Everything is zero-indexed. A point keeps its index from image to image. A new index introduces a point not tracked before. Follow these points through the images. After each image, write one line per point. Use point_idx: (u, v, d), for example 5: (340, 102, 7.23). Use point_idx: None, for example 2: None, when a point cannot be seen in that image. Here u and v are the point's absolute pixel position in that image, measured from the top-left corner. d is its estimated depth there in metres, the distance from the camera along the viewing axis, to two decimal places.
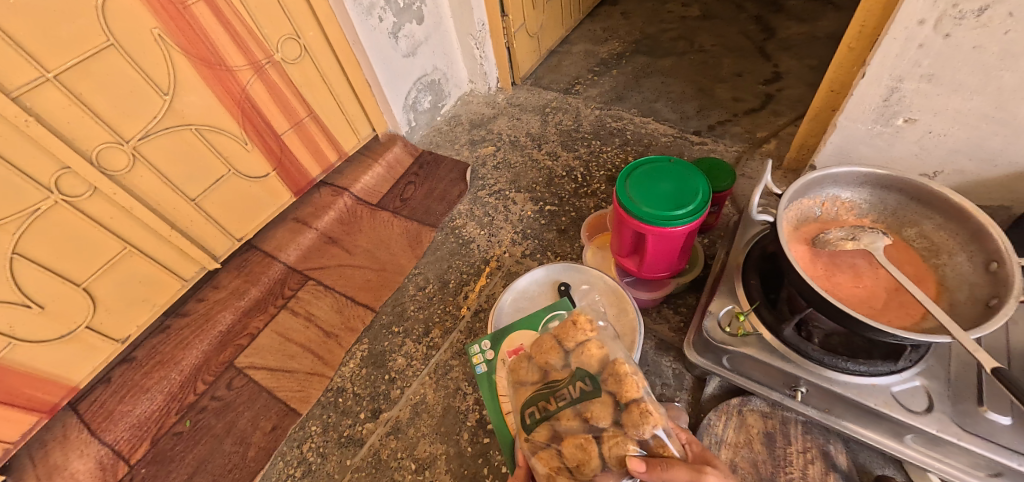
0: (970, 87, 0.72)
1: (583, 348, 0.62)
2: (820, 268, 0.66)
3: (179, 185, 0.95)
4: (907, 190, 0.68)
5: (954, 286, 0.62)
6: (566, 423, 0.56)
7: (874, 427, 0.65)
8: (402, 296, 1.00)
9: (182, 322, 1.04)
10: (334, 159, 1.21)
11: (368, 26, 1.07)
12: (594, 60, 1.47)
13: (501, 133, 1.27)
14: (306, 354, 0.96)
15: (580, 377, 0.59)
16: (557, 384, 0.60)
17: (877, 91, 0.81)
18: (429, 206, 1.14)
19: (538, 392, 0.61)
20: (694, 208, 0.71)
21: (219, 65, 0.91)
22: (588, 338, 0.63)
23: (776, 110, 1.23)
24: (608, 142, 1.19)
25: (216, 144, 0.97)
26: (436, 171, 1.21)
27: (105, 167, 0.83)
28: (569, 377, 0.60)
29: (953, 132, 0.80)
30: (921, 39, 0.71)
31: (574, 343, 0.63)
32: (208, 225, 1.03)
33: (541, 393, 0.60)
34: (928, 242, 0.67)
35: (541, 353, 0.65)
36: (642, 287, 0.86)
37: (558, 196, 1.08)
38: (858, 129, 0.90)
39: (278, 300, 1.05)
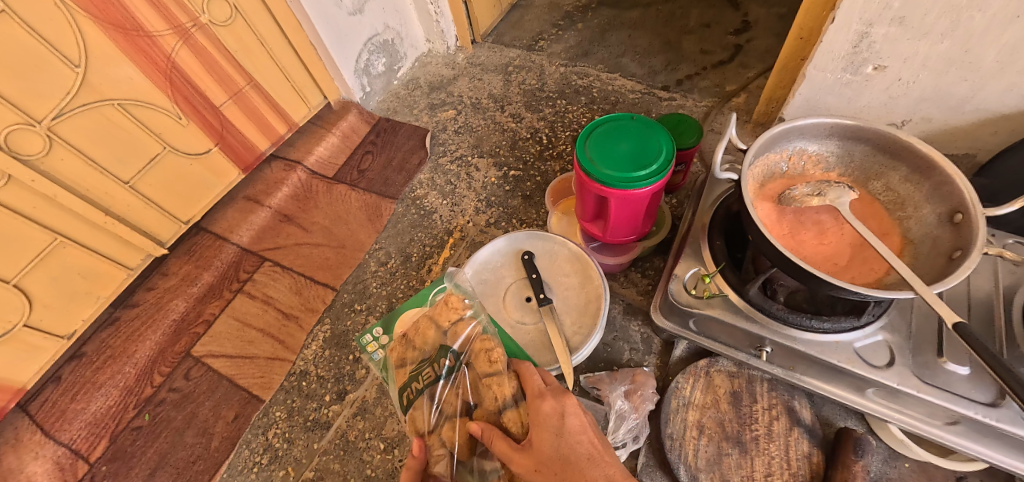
0: (939, 30, 0.69)
1: (454, 328, 0.62)
2: (785, 227, 0.65)
3: (109, 168, 0.86)
4: (875, 140, 0.65)
5: (918, 239, 0.61)
6: (444, 404, 0.59)
7: (837, 382, 0.66)
8: (363, 273, 0.96)
9: (131, 313, 0.98)
10: (284, 131, 1.13)
11: None
12: (558, 13, 1.38)
13: (461, 95, 1.20)
14: (266, 338, 0.92)
15: (446, 357, 0.60)
16: (428, 362, 0.62)
17: (847, 37, 0.77)
18: (388, 177, 1.08)
19: (408, 375, 0.62)
20: (657, 168, 0.68)
21: (136, 31, 0.80)
22: (460, 317, 0.63)
23: (745, 61, 1.18)
24: (573, 101, 1.13)
25: (145, 120, 0.88)
26: (394, 138, 1.15)
27: (17, 152, 0.74)
28: (433, 355, 0.62)
29: (921, 79, 0.77)
30: None
31: (446, 322, 0.63)
32: (149, 209, 0.95)
33: (410, 376, 0.62)
34: (894, 195, 0.65)
35: (417, 337, 0.65)
36: (608, 252, 0.84)
37: (522, 160, 1.03)
38: (827, 79, 0.86)
39: (234, 284, 1.00)
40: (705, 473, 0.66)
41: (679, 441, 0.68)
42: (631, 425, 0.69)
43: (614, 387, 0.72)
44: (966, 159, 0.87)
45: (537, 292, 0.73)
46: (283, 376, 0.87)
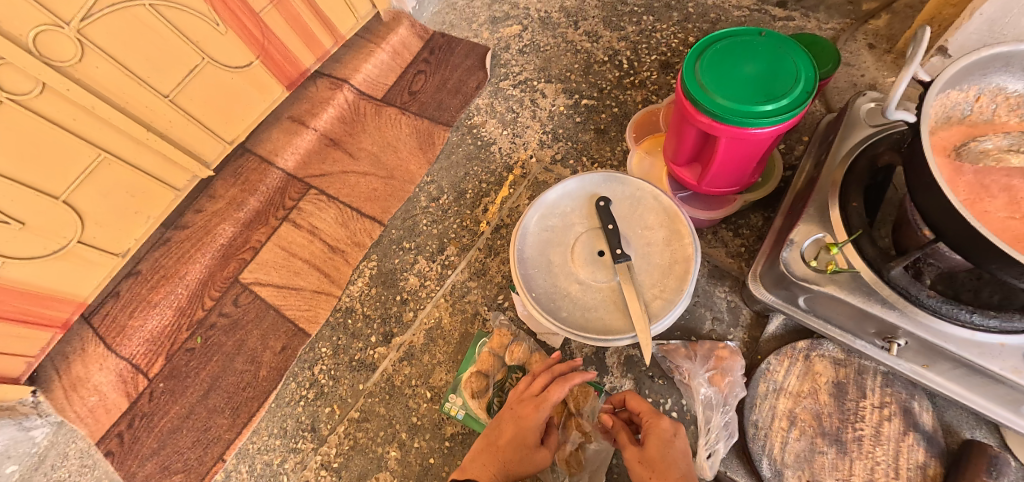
0: None
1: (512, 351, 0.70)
2: (961, 190, 0.48)
3: (145, 79, 0.79)
4: None
5: None
6: None
7: (983, 391, 0.53)
8: (413, 209, 0.88)
9: (182, 234, 0.96)
10: (329, 46, 1.01)
11: None
12: None
13: (528, 7, 1.01)
14: (311, 271, 0.88)
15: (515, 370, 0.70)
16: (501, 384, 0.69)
17: None
18: (442, 101, 0.96)
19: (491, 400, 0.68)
20: (789, 101, 0.52)
21: None
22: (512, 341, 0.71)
23: None
24: (664, 17, 0.93)
25: (180, 24, 0.79)
26: (450, 57, 1.00)
27: (49, 57, 0.68)
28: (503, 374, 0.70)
29: None
30: None
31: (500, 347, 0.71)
32: (192, 127, 0.89)
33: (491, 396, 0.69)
34: None
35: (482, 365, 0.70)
36: (698, 204, 0.71)
37: (597, 87, 0.88)
38: None
39: (279, 212, 0.95)
40: (792, 470, 0.58)
41: (765, 431, 0.60)
42: (722, 418, 0.60)
43: (690, 363, 0.64)
44: None
45: (614, 247, 0.62)
46: (329, 310, 0.83)
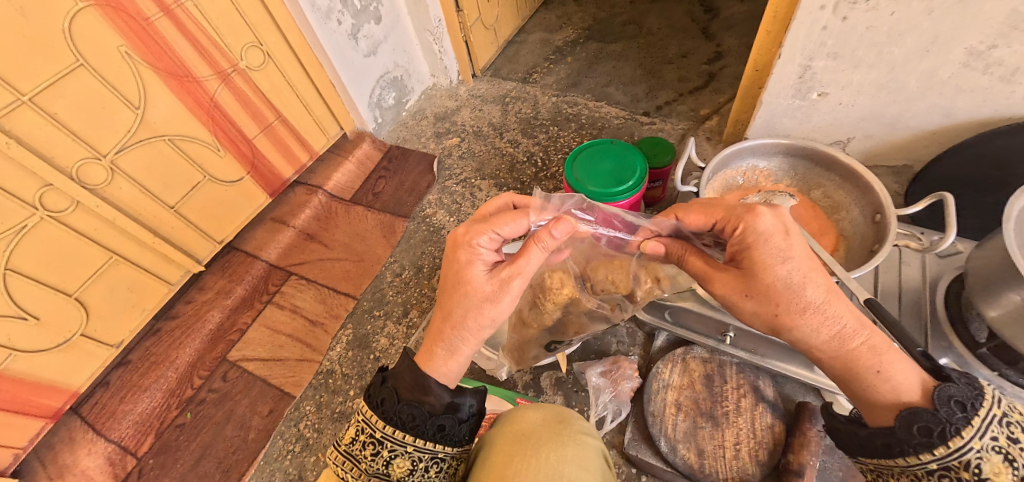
0: (867, 62, 0.85)
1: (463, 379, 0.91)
2: None
3: (157, 194, 1.00)
4: (811, 156, 0.78)
5: (850, 235, 0.74)
6: None
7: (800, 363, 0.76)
8: (380, 283, 1.08)
9: (172, 323, 1.10)
10: (306, 159, 1.26)
11: (327, 30, 1.12)
12: (550, 48, 1.50)
13: (464, 124, 1.33)
14: (294, 343, 1.04)
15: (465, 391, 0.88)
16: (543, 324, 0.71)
17: (793, 70, 0.92)
18: (400, 198, 1.21)
19: None
20: (633, 183, 0.80)
21: (186, 76, 0.95)
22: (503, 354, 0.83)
23: (718, 87, 1.29)
24: (565, 127, 1.26)
25: (190, 152, 1.02)
26: (405, 164, 1.28)
27: (85, 181, 0.88)
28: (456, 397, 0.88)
29: (857, 102, 0.92)
30: (823, 22, 0.83)
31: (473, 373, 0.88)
32: (190, 230, 1.08)
33: None
34: (830, 200, 0.78)
35: None
36: None
37: (520, 180, 1.16)
38: (781, 104, 1.00)
39: (263, 296, 1.12)
40: (682, 443, 0.78)
41: (660, 416, 0.80)
42: (609, 397, 0.84)
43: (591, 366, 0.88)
44: (906, 170, 1.00)
45: None
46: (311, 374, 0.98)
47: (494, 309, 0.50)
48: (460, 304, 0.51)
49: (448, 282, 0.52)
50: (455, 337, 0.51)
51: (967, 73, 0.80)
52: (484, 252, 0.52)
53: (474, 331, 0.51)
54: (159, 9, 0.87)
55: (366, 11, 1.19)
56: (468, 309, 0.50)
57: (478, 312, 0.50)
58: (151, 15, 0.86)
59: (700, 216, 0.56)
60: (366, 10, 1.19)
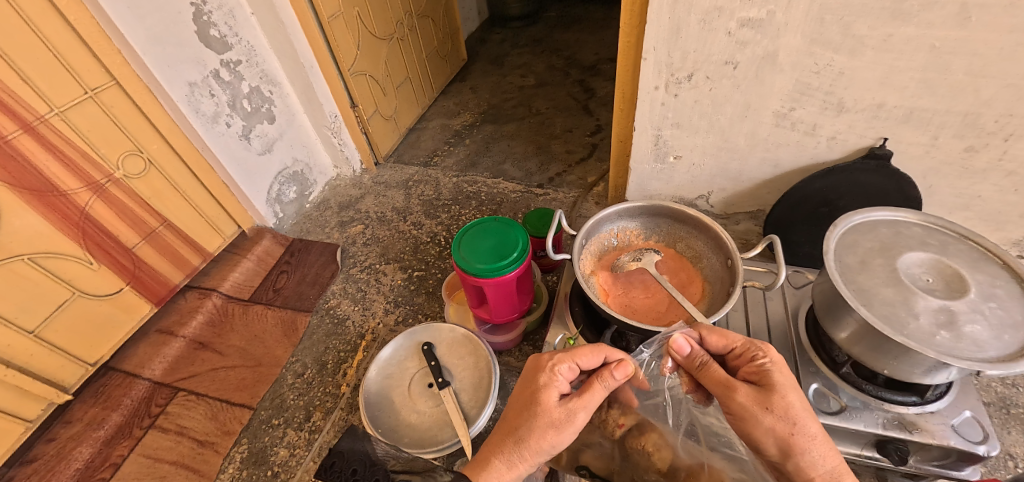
0: (703, 128, 1.00)
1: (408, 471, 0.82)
2: (620, 288, 0.83)
3: (12, 320, 0.89)
4: (670, 214, 0.87)
5: (713, 281, 0.81)
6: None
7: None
8: (280, 387, 1.01)
9: (26, 470, 0.93)
10: (198, 262, 1.19)
11: (215, 133, 1.14)
12: (449, 132, 1.61)
13: (368, 211, 1.36)
14: (179, 471, 0.92)
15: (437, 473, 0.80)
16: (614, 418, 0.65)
17: (648, 139, 1.05)
18: (302, 291, 1.18)
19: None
20: (516, 256, 0.85)
21: (50, 191, 0.90)
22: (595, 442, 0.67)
23: (600, 156, 1.43)
24: (466, 205, 1.31)
25: (55, 269, 0.94)
26: (308, 257, 1.26)
27: None
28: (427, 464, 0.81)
29: (706, 161, 1.06)
30: (661, 100, 0.98)
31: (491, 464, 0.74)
32: (54, 356, 0.97)
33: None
34: (693, 251, 0.86)
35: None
36: (499, 331, 0.97)
37: (424, 261, 1.18)
38: (646, 168, 1.12)
39: (144, 420, 1.00)
40: None
41: None
42: None
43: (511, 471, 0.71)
44: (761, 214, 1.13)
45: (437, 377, 0.84)
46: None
47: (563, 431, 0.52)
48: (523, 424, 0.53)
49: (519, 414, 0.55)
50: (507, 452, 0.52)
51: (779, 131, 0.95)
52: (560, 381, 0.56)
53: (535, 443, 0.52)
54: (18, 127, 0.84)
55: (258, 112, 1.23)
56: (537, 429, 0.52)
57: (543, 436, 0.52)
58: (8, 133, 0.83)
59: (721, 340, 0.60)
60: (258, 112, 1.23)
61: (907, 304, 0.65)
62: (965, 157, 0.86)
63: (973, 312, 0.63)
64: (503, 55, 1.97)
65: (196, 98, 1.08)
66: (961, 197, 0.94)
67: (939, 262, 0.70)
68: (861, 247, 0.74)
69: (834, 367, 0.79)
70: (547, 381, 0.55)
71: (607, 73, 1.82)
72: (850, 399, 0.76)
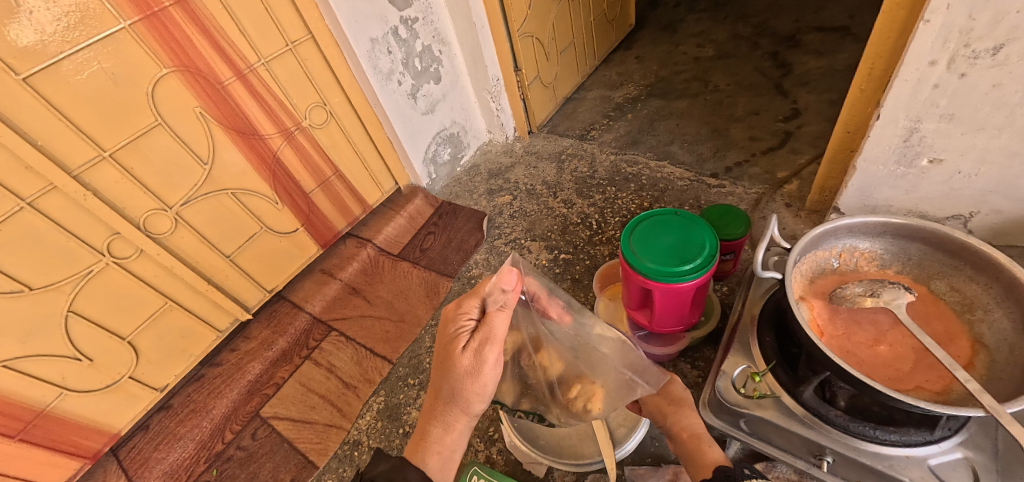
0: (993, 125, 0.70)
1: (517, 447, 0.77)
2: (840, 327, 0.63)
3: (215, 244, 1.04)
4: (933, 240, 0.64)
5: (993, 346, 0.57)
6: None
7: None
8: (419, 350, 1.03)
9: (215, 371, 1.10)
10: (359, 212, 1.27)
11: (387, 89, 1.15)
12: (609, 105, 1.47)
13: (517, 182, 1.31)
14: (325, 405, 1.00)
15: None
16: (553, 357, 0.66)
17: (895, 132, 0.79)
18: (447, 255, 1.18)
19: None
20: (701, 262, 0.71)
21: (252, 134, 1.01)
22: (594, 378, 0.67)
23: (796, 147, 1.18)
24: (623, 188, 1.18)
25: (251, 205, 1.06)
26: (454, 221, 1.26)
27: (150, 230, 0.93)
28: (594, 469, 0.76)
29: (984, 171, 0.76)
30: (934, 79, 0.70)
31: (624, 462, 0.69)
32: (243, 279, 1.11)
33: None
34: (960, 295, 0.62)
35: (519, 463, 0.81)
36: (655, 341, 0.85)
37: (572, 243, 1.09)
38: (879, 171, 0.86)
39: (303, 351, 1.10)
40: None
41: None
42: None
43: None
44: None
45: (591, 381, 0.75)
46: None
47: (477, 382, 0.56)
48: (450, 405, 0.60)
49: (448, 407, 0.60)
50: (448, 413, 0.60)
51: None
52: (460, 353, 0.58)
53: (466, 403, 0.58)
54: (233, 74, 0.93)
55: (425, 71, 1.22)
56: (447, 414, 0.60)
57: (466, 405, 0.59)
58: (225, 79, 0.92)
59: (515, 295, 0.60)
60: (425, 71, 1.22)
61: None
62: None
63: None
64: (677, 21, 1.74)
65: (376, 55, 1.10)
66: None
67: None
68: None
69: None
70: (455, 336, 0.57)
71: (810, 45, 1.49)
72: None
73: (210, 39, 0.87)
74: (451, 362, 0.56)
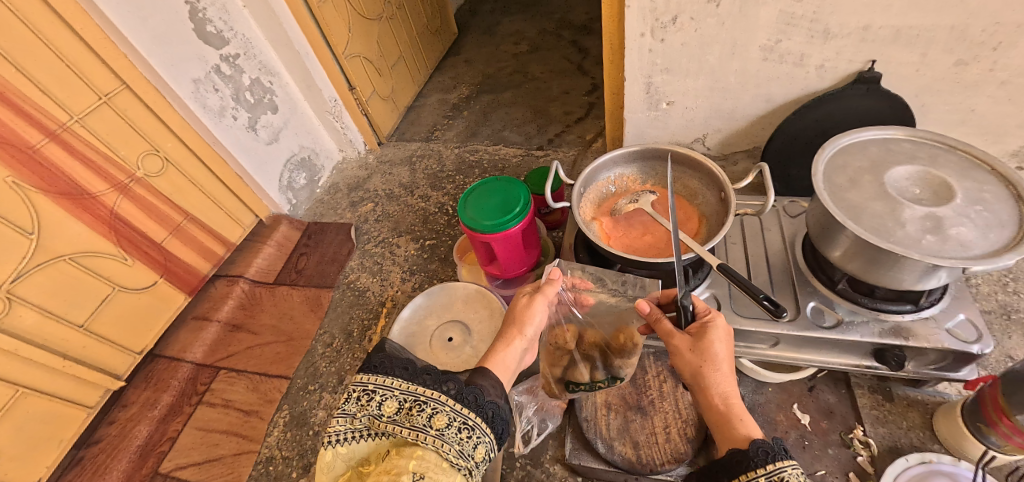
0: (693, 71, 1.00)
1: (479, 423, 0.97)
2: (620, 231, 0.86)
3: (63, 316, 0.98)
4: (664, 155, 0.90)
5: (709, 215, 0.85)
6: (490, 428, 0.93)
7: (754, 339, 0.84)
8: (313, 358, 1.09)
9: (94, 450, 1.04)
10: (223, 252, 1.26)
11: (224, 126, 1.19)
12: (447, 106, 1.64)
13: (376, 189, 1.41)
14: (231, 438, 1.01)
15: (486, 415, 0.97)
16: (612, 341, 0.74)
17: (639, 87, 1.07)
18: (323, 269, 1.25)
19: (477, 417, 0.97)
20: (520, 209, 0.89)
21: (82, 195, 0.97)
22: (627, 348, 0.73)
23: (597, 113, 1.46)
24: (469, 174, 1.35)
25: (97, 267, 1.02)
26: (324, 237, 1.33)
27: None
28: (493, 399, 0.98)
29: (699, 104, 1.07)
30: (648, 46, 0.98)
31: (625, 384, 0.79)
32: (105, 345, 1.05)
33: None
34: (687, 188, 0.89)
35: None
36: (510, 285, 1.03)
37: (434, 230, 1.24)
38: (641, 117, 1.14)
39: (193, 399, 1.09)
40: (618, 440, 0.84)
41: (593, 420, 0.87)
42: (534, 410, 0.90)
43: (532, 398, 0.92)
44: (758, 151, 1.14)
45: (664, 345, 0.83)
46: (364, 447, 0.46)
47: (531, 311, 0.66)
48: (508, 331, 0.64)
49: (510, 333, 0.64)
50: (506, 336, 0.64)
51: (767, 64, 0.94)
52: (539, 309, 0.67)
53: (520, 325, 0.65)
54: (44, 135, 0.90)
55: (261, 103, 1.27)
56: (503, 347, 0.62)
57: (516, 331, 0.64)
58: (36, 142, 0.89)
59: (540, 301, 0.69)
60: (261, 103, 1.27)
61: (895, 215, 0.66)
62: (956, 71, 0.85)
63: (959, 216, 0.64)
64: (495, 25, 1.98)
65: (202, 93, 1.13)
66: (956, 112, 0.92)
67: (927, 173, 0.70)
68: (852, 167, 0.74)
69: (831, 285, 0.81)
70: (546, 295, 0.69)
71: (599, 31, 1.82)
72: (846, 314, 0.78)
73: (8, 103, 0.84)
74: (512, 302, 0.69)
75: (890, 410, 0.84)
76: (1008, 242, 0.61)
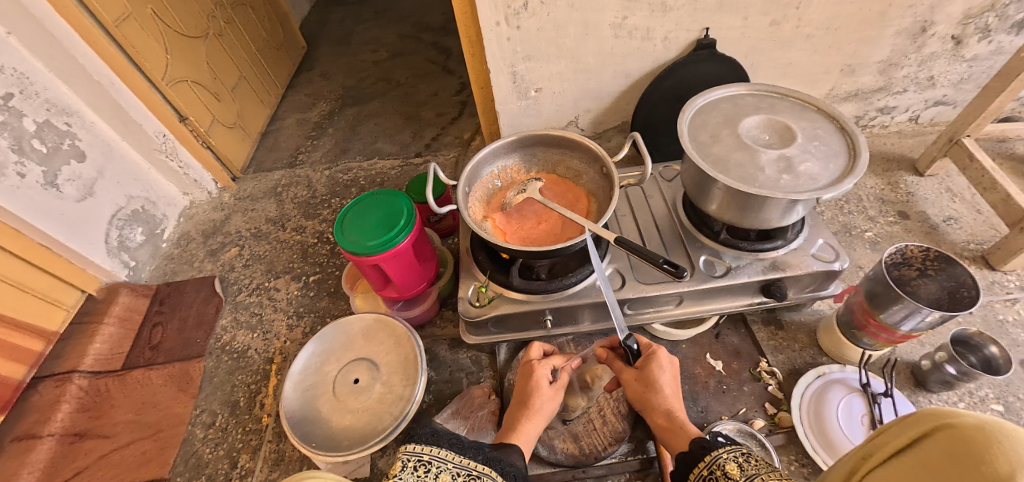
0: (553, 55, 1.00)
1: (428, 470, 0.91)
2: (513, 224, 0.82)
3: None
4: (542, 141, 0.88)
5: (595, 192, 0.85)
6: None
7: (660, 303, 0.85)
8: (192, 445, 0.90)
9: None
10: (41, 347, 0.94)
11: (7, 189, 0.91)
12: (308, 126, 1.49)
13: (239, 230, 1.22)
14: None
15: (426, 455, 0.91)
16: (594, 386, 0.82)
17: (505, 78, 1.05)
18: (187, 338, 1.04)
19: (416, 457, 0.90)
20: (405, 222, 0.81)
21: None
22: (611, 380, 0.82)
23: (471, 111, 1.43)
24: (346, 195, 1.23)
25: None
26: (182, 299, 1.11)
27: None
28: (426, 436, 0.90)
29: (565, 87, 1.08)
30: (506, 34, 0.95)
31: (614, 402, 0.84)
32: None
33: None
34: (570, 169, 0.89)
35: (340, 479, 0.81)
36: (414, 305, 0.95)
37: (317, 263, 1.11)
38: (513, 108, 1.12)
39: None
40: (556, 438, 0.81)
41: None
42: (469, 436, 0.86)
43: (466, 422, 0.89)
44: (626, 125, 1.20)
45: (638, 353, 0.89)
46: None
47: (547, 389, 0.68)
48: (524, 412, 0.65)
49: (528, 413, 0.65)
50: (522, 414, 0.65)
51: (620, 42, 0.98)
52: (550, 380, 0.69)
53: (539, 403, 0.66)
54: None
55: (59, 151, 1.01)
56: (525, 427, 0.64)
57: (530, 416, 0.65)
58: None
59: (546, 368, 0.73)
60: (58, 151, 1.01)
61: (754, 161, 0.71)
62: (772, 31, 0.96)
63: (803, 153, 0.71)
64: (347, 34, 1.85)
65: None
66: (777, 66, 1.05)
67: (771, 120, 0.77)
68: (710, 123, 0.79)
69: (714, 236, 0.86)
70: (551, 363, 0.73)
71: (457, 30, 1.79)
72: (733, 259, 0.84)
73: None
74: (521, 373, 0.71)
75: (783, 337, 0.91)
76: (844, 169, 0.68)
